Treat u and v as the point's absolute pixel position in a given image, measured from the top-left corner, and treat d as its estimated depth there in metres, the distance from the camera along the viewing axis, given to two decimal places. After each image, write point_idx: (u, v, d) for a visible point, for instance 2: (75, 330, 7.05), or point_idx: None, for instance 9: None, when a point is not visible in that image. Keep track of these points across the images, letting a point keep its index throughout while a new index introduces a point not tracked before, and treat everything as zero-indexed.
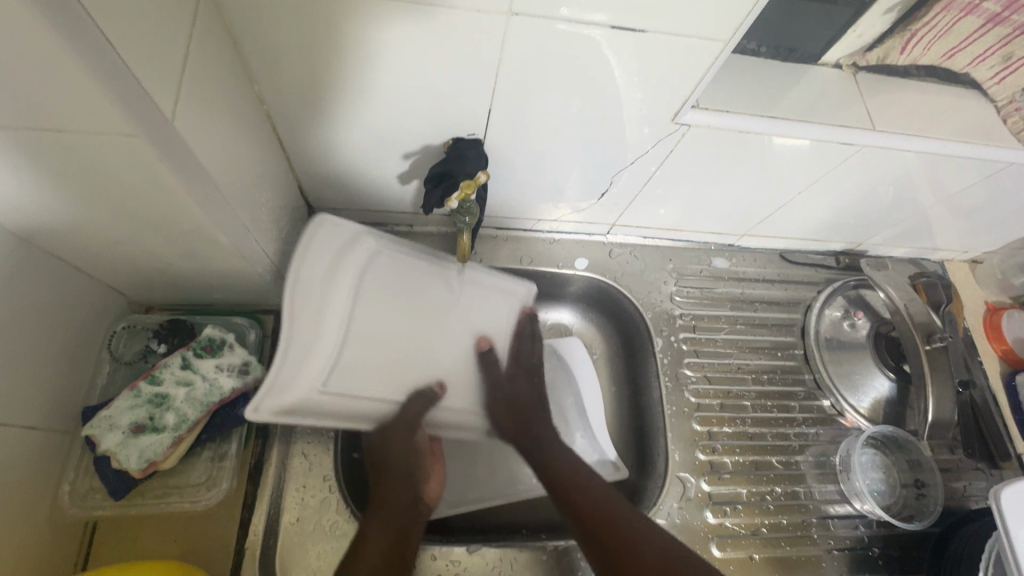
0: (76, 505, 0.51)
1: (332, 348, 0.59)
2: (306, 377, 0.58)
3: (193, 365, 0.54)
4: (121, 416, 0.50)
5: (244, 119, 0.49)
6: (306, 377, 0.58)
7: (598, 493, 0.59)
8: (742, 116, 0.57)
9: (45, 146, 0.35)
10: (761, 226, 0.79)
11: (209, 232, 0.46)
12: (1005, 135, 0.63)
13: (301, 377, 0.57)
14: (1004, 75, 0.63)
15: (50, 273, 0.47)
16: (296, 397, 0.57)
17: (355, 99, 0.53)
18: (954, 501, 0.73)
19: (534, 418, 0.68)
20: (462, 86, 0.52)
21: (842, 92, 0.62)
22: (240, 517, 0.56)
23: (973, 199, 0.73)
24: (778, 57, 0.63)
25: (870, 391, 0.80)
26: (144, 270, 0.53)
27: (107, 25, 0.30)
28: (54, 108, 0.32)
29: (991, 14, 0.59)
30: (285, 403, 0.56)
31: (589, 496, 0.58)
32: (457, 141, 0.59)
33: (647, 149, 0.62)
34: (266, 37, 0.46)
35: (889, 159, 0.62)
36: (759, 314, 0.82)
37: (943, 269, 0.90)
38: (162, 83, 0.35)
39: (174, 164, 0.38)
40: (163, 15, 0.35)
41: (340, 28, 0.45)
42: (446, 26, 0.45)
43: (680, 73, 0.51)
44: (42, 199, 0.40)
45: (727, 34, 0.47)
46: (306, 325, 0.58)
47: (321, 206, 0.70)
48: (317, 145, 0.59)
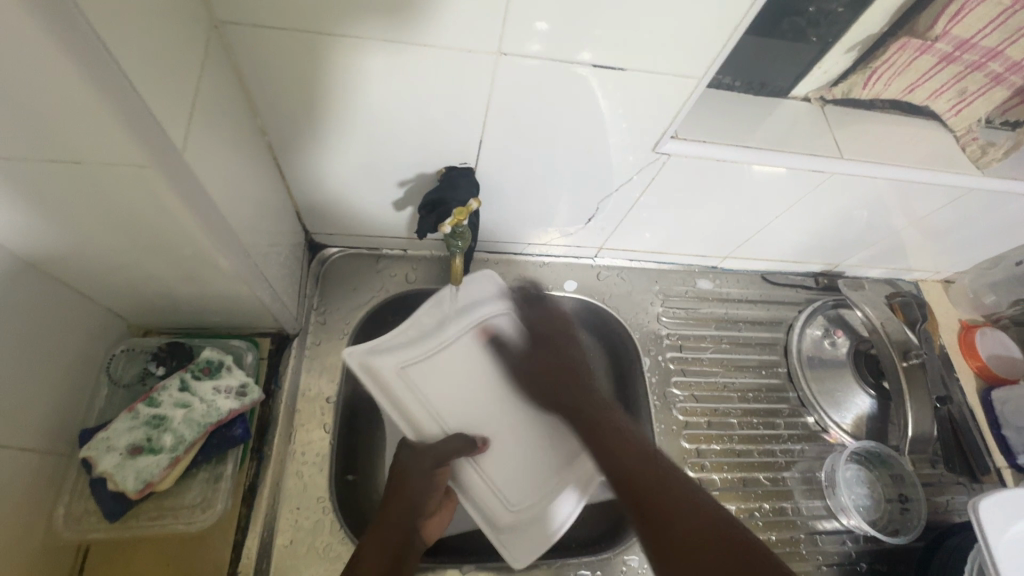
0: (69, 529, 0.51)
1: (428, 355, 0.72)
2: (399, 354, 0.71)
3: (191, 388, 0.55)
4: (118, 437, 0.51)
5: (248, 150, 0.51)
6: (393, 355, 0.70)
7: (647, 460, 0.63)
8: (718, 146, 0.61)
9: (59, 175, 0.37)
10: (742, 249, 0.83)
11: (210, 256, 0.48)
12: (964, 164, 0.67)
13: (394, 351, 0.71)
14: (960, 107, 0.67)
15: (50, 297, 0.48)
16: (382, 368, 0.69)
17: (353, 131, 0.56)
18: (937, 516, 0.75)
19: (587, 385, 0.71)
20: (455, 119, 0.55)
21: (812, 123, 0.66)
22: (233, 540, 0.56)
23: (941, 222, 0.76)
24: (751, 91, 0.67)
25: (853, 408, 0.82)
26: (145, 294, 0.54)
27: (131, 67, 0.33)
28: (73, 142, 0.34)
29: (944, 53, 0.62)
30: (374, 363, 0.69)
31: (638, 450, 0.64)
32: (450, 169, 0.61)
33: (632, 176, 0.65)
34: (269, 74, 0.49)
35: (858, 185, 0.66)
36: (743, 334, 0.85)
37: (917, 288, 0.94)
38: (174, 118, 0.38)
39: (183, 193, 0.40)
40: (177, 57, 0.38)
41: (338, 66, 0.48)
42: (439, 64, 0.49)
43: (659, 107, 0.55)
44: (51, 224, 0.42)
45: (700, 71, 0.51)
46: (407, 337, 0.72)
47: (318, 232, 0.72)
48: (316, 174, 0.61)
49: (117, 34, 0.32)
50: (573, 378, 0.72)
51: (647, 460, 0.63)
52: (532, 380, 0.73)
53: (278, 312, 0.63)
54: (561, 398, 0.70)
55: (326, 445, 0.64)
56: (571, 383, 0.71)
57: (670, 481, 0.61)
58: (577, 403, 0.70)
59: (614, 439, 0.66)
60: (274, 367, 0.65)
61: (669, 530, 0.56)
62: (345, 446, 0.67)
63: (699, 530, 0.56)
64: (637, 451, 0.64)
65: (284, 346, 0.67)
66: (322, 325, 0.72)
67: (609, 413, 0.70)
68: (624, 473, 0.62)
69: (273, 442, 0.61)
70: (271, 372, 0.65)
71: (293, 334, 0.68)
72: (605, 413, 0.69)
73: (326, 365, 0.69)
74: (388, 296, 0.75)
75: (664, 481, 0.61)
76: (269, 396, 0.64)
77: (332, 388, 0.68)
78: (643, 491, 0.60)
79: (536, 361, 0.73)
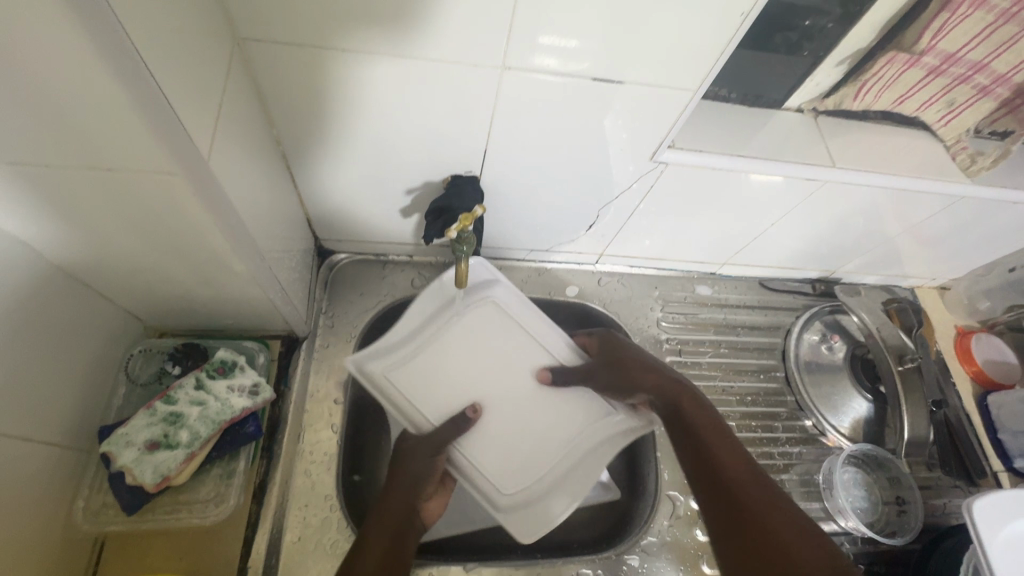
0: (87, 521, 0.53)
1: (421, 351, 0.72)
2: (390, 354, 0.70)
3: (206, 386, 0.58)
4: (137, 433, 0.53)
5: (264, 159, 0.54)
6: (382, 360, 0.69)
7: (738, 468, 0.52)
8: (714, 155, 0.63)
9: (91, 182, 0.40)
10: (740, 255, 0.85)
11: (227, 260, 0.50)
12: (953, 172, 0.69)
13: (385, 353, 0.70)
14: (949, 118, 0.69)
15: (75, 298, 0.51)
16: (373, 373, 0.68)
17: (363, 141, 0.58)
18: (934, 518, 0.76)
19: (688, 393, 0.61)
20: (461, 129, 0.58)
21: (805, 134, 0.68)
22: (244, 536, 0.58)
23: (934, 229, 0.78)
24: (746, 103, 0.69)
25: (850, 412, 0.83)
26: (163, 296, 0.57)
27: (165, 82, 0.36)
28: (107, 150, 0.37)
29: (931, 66, 0.64)
30: (366, 364, 0.68)
31: (735, 463, 0.52)
32: (455, 177, 0.64)
33: (631, 185, 0.67)
34: (286, 87, 0.51)
35: (851, 193, 0.68)
36: (742, 338, 0.87)
37: (913, 295, 0.95)
38: (200, 128, 0.40)
39: (205, 198, 0.42)
40: (204, 73, 0.41)
41: (351, 80, 0.51)
42: (447, 77, 0.51)
43: (656, 117, 0.57)
44: (80, 228, 0.44)
45: (695, 84, 0.54)
46: (400, 335, 0.72)
47: (327, 238, 0.75)
48: (327, 182, 0.64)
49: (154, 52, 0.35)
50: (676, 387, 0.62)
51: (732, 465, 0.52)
52: (637, 373, 0.65)
53: (289, 315, 0.65)
54: (663, 395, 0.62)
55: (333, 445, 0.66)
56: (669, 385, 0.62)
57: (749, 496, 0.49)
58: (673, 402, 0.60)
59: (710, 439, 0.55)
60: (284, 368, 0.67)
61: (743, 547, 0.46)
62: (350, 447, 0.70)
63: (807, 564, 0.42)
64: (736, 465, 0.52)
65: (294, 348, 0.69)
66: (330, 328, 0.74)
67: (714, 426, 0.57)
68: (715, 477, 0.52)
69: (282, 441, 0.63)
70: (281, 374, 0.67)
71: (302, 336, 0.70)
72: (701, 411, 0.59)
73: (334, 367, 0.71)
74: (394, 300, 0.77)
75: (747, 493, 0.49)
76: (279, 397, 0.66)
77: (340, 390, 0.70)
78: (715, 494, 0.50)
79: (638, 362, 0.66)
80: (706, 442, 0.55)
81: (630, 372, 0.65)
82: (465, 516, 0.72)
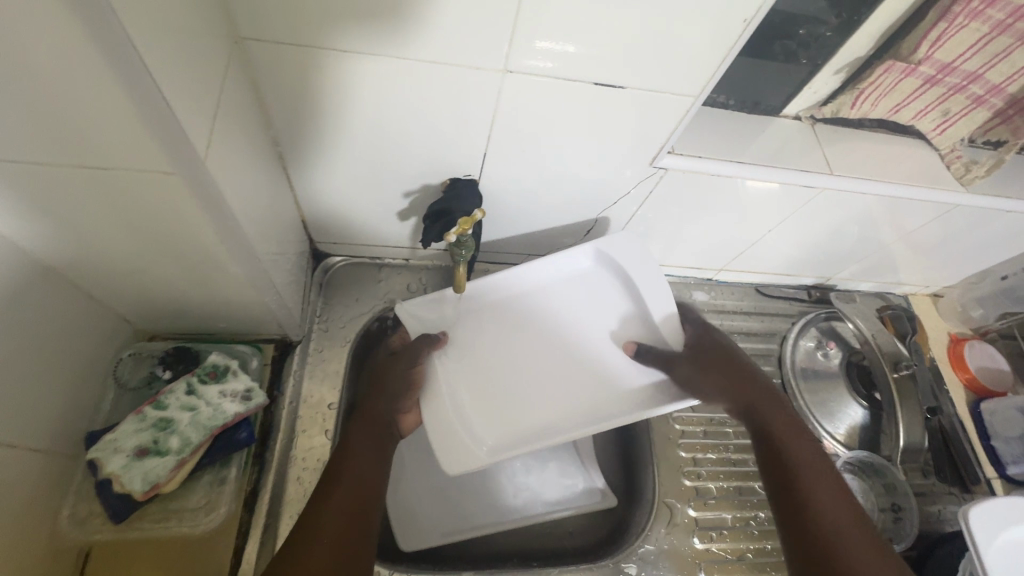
0: (74, 530, 0.52)
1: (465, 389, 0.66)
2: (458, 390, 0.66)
3: (197, 391, 0.56)
4: (126, 439, 0.52)
5: (261, 160, 0.53)
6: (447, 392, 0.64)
7: (812, 464, 0.58)
8: (713, 161, 0.63)
9: (83, 180, 0.39)
10: (737, 261, 0.85)
11: (222, 262, 0.49)
12: (948, 181, 0.70)
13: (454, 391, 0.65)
14: (944, 127, 0.70)
15: (65, 301, 0.49)
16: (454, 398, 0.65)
17: (362, 143, 0.57)
18: (930, 525, 0.76)
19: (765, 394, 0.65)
20: (461, 132, 0.57)
21: (803, 141, 0.69)
22: (234, 545, 0.56)
23: (929, 237, 0.79)
24: (745, 109, 0.70)
25: (846, 418, 0.83)
26: (156, 298, 0.55)
27: (165, 82, 0.35)
28: (105, 150, 0.36)
29: (928, 76, 0.64)
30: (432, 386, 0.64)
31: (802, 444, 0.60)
32: (454, 181, 0.63)
33: (630, 190, 0.67)
34: (285, 87, 0.50)
35: (849, 201, 0.69)
36: (738, 344, 0.87)
37: (907, 302, 0.96)
38: (200, 129, 0.40)
39: (202, 200, 0.42)
40: (203, 72, 0.40)
41: (352, 81, 0.50)
42: (448, 80, 0.51)
43: (657, 123, 0.57)
44: (72, 229, 0.43)
45: (697, 90, 0.54)
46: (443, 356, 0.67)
47: (323, 241, 0.74)
48: (323, 184, 0.63)
49: (156, 53, 0.34)
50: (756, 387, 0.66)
51: (808, 456, 0.59)
52: (750, 392, 0.65)
53: (284, 319, 0.64)
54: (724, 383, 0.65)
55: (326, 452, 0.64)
56: (762, 399, 0.65)
57: (807, 481, 0.57)
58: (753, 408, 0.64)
59: (800, 462, 0.58)
60: (277, 373, 0.67)
61: (797, 508, 0.55)
62: None
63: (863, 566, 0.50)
64: (831, 484, 0.57)
65: (288, 352, 0.68)
66: (325, 332, 0.73)
67: (800, 431, 0.62)
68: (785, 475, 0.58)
69: (275, 448, 0.62)
70: (274, 379, 0.66)
71: (297, 340, 0.69)
72: (798, 438, 0.61)
73: (328, 372, 0.70)
74: (388, 304, 0.76)
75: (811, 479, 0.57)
76: (272, 403, 0.65)
77: (334, 394, 0.69)
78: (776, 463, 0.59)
79: (730, 358, 0.68)
80: (798, 453, 0.59)
81: (744, 387, 0.65)
82: (462, 522, 0.71)
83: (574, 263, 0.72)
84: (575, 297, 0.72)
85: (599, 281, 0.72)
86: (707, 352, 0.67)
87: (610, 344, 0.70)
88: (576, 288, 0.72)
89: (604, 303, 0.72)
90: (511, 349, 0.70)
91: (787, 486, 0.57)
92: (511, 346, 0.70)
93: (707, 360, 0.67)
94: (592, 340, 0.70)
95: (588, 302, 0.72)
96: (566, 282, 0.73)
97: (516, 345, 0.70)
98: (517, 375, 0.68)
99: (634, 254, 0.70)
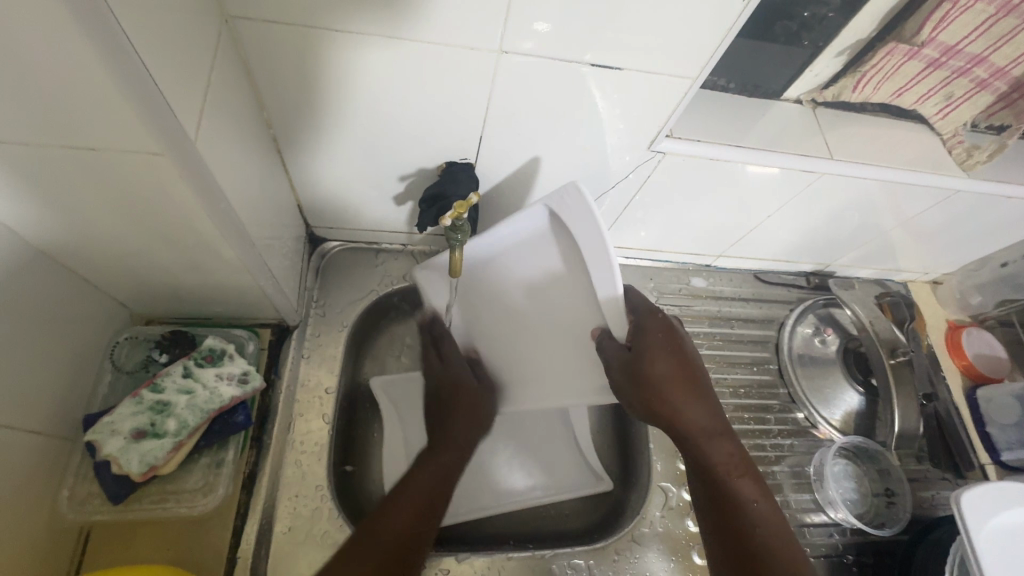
0: (73, 510, 0.52)
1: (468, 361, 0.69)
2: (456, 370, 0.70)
3: (194, 374, 0.57)
4: (123, 422, 0.52)
5: (254, 142, 0.53)
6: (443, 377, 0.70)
7: (742, 485, 0.56)
8: (712, 145, 0.62)
9: (72, 162, 0.38)
10: (735, 248, 0.85)
11: (216, 246, 0.49)
12: (949, 166, 0.69)
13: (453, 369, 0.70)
14: (948, 111, 0.68)
15: (60, 284, 0.49)
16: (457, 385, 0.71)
17: (356, 124, 0.57)
18: (922, 510, 0.77)
19: (709, 404, 0.57)
20: (456, 115, 0.56)
21: (803, 125, 0.68)
22: (233, 526, 0.57)
23: (929, 223, 0.78)
24: (745, 92, 0.69)
25: (841, 405, 0.84)
26: (149, 282, 0.55)
27: (150, 60, 0.34)
28: (91, 130, 0.36)
29: (931, 59, 0.63)
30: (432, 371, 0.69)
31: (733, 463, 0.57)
32: (450, 164, 0.63)
33: (628, 174, 0.67)
34: (279, 71, 0.50)
35: (849, 186, 0.68)
36: (736, 331, 0.87)
37: (906, 289, 0.96)
38: (188, 110, 0.39)
39: (194, 182, 0.41)
40: (191, 51, 0.39)
41: (344, 62, 0.50)
42: (440, 61, 0.50)
43: (655, 106, 0.57)
44: (63, 211, 0.43)
45: (695, 72, 0.53)
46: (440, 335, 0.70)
47: (319, 226, 0.73)
48: (318, 168, 0.62)
49: (139, 32, 0.33)
50: (700, 396, 0.56)
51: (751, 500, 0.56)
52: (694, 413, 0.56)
53: (280, 304, 0.64)
54: (666, 404, 0.55)
55: (324, 435, 0.65)
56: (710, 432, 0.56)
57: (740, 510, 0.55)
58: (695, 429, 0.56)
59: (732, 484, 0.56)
60: (275, 358, 0.66)
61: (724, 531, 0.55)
62: (342, 440, 0.70)
63: None
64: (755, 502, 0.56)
65: (285, 336, 0.68)
66: (322, 317, 0.73)
67: (737, 463, 0.57)
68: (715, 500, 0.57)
69: (272, 431, 0.62)
70: (271, 363, 0.66)
71: (294, 325, 0.69)
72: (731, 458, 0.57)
73: (326, 356, 0.70)
74: (385, 290, 0.76)
75: (756, 532, 0.54)
76: (269, 386, 0.65)
77: (332, 379, 0.69)
78: (719, 510, 0.56)
79: (679, 366, 0.55)
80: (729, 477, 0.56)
81: (691, 408, 0.56)
82: (459, 505, 0.72)
83: (528, 221, 0.58)
84: (534, 264, 0.60)
85: (558, 243, 0.57)
86: (656, 361, 0.54)
87: (582, 316, 0.58)
88: (536, 251, 0.59)
89: (564, 273, 0.58)
90: (489, 317, 0.67)
91: (730, 541, 0.55)
92: (486, 315, 0.67)
93: (658, 389, 0.54)
94: (548, 313, 0.61)
95: (548, 270, 0.59)
96: (525, 242, 0.60)
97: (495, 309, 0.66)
98: (502, 346, 0.66)
99: (586, 222, 0.52)
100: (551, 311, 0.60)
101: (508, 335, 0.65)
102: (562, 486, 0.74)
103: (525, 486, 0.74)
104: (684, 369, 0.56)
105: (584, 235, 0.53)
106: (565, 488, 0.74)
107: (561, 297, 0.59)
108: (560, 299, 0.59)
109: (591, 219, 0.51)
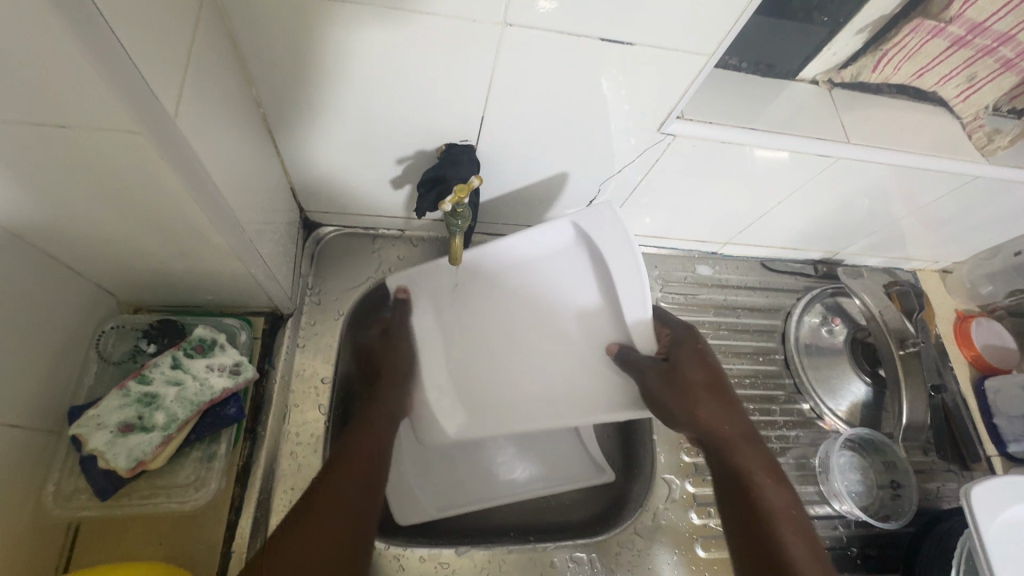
0: (59, 506, 0.50)
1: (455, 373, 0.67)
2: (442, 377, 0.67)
3: (183, 365, 0.55)
4: (109, 415, 0.50)
5: (242, 120, 0.50)
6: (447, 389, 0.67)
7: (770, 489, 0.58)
8: (725, 127, 0.59)
9: (44, 143, 0.36)
10: (743, 235, 0.82)
11: (205, 231, 0.47)
12: (969, 150, 0.66)
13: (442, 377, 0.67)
14: (968, 94, 0.67)
15: (38, 271, 0.47)
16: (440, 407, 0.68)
17: (350, 103, 0.54)
18: (927, 502, 0.76)
19: (736, 413, 0.62)
20: (454, 95, 0.54)
21: (820, 106, 0.65)
22: (227, 520, 0.55)
23: (943, 211, 0.76)
24: (758, 72, 0.66)
25: (848, 395, 0.82)
26: (136, 269, 0.53)
27: (122, 28, 0.31)
28: (63, 105, 0.33)
29: (957, 37, 0.61)
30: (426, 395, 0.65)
31: (760, 468, 0.60)
32: (449, 146, 0.60)
33: (634, 158, 0.64)
34: (268, 45, 0.47)
35: (863, 172, 0.65)
36: (741, 320, 0.85)
37: (915, 278, 0.94)
38: (167, 83, 0.36)
39: (175, 164, 0.39)
40: (167, 19, 0.36)
41: (333, 34, 0.46)
42: (439, 35, 0.47)
43: (665, 88, 0.54)
44: (37, 194, 0.40)
45: (710, 48, 0.50)
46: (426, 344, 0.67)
47: (313, 210, 0.71)
48: (311, 148, 0.60)
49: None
50: (727, 404, 0.62)
51: (782, 506, 0.57)
52: (720, 414, 0.61)
53: (273, 292, 0.61)
54: (695, 401, 0.61)
55: (320, 427, 0.64)
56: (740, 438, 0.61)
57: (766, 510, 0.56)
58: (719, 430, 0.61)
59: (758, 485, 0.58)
60: (269, 347, 0.64)
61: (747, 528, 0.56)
62: (340, 431, 0.69)
63: None
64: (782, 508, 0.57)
65: (280, 325, 0.66)
66: (317, 305, 0.71)
67: (768, 471, 0.59)
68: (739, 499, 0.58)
69: (267, 423, 0.61)
70: (265, 352, 0.64)
71: (288, 313, 0.66)
72: (760, 464, 0.60)
73: (321, 345, 0.68)
74: (382, 278, 0.74)
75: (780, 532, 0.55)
76: (263, 376, 0.63)
77: (328, 368, 0.67)
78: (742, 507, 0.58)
79: (709, 372, 0.62)
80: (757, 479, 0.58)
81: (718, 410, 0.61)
82: (458, 496, 0.70)
83: (557, 236, 0.63)
84: (550, 278, 0.65)
85: (583, 260, 0.63)
86: (686, 364, 0.61)
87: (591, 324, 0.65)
88: (559, 266, 0.64)
89: (585, 289, 0.64)
90: (483, 326, 0.67)
91: (750, 537, 0.56)
92: (478, 328, 0.67)
93: (687, 388, 0.61)
94: (552, 320, 0.66)
95: (568, 284, 0.65)
96: (545, 259, 0.65)
97: (499, 314, 0.67)
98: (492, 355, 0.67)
99: (618, 245, 0.60)
100: (556, 321, 0.66)
101: (501, 344, 0.67)
102: (563, 478, 0.73)
103: (525, 478, 0.73)
104: (712, 377, 0.63)
105: (613, 257, 0.60)
106: (567, 478, 0.73)
107: (572, 307, 0.65)
108: (569, 314, 0.65)
109: (625, 243, 0.59)
